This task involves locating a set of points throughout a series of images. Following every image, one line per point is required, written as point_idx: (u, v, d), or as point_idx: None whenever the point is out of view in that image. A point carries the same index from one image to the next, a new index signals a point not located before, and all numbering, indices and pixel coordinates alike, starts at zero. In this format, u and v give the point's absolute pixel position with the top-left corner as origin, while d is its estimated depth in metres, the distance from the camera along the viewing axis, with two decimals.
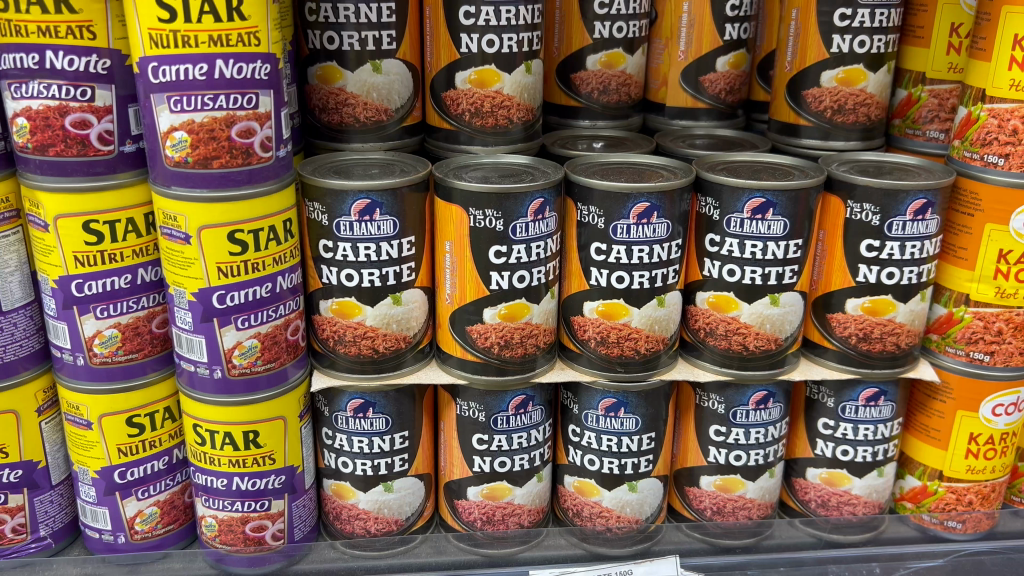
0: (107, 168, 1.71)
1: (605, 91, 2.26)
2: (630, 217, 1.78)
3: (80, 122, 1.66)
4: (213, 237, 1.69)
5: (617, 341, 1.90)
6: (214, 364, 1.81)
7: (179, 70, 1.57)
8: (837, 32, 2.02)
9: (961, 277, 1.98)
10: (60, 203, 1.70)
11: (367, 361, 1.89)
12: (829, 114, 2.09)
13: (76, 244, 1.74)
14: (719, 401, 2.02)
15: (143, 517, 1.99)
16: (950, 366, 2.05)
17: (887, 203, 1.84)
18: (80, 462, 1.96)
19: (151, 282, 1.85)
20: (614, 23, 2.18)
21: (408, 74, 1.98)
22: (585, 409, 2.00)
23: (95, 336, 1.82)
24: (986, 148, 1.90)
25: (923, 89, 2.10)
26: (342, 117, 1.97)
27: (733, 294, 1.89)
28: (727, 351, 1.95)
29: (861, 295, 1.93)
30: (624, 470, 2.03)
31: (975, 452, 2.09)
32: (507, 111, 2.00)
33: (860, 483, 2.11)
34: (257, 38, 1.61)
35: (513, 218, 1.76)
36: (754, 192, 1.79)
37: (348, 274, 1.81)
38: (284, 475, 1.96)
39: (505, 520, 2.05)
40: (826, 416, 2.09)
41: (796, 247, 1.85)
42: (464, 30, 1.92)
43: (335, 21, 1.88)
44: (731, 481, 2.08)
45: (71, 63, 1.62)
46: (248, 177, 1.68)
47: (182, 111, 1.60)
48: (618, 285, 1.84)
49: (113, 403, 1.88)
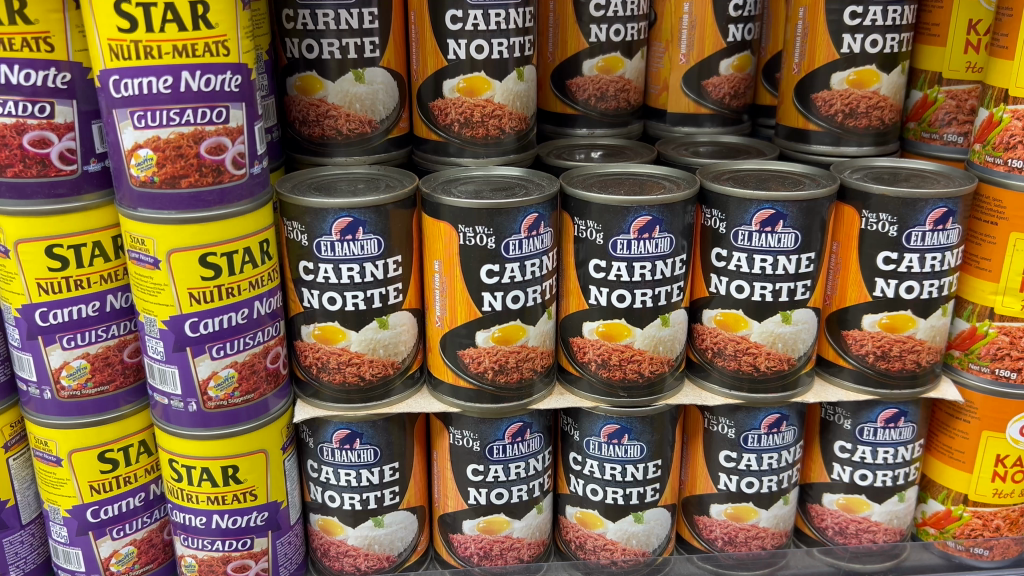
0: (71, 189, 1.60)
1: (603, 98, 2.14)
2: (632, 231, 1.66)
3: (40, 140, 1.55)
4: (183, 261, 1.58)
5: (619, 364, 1.78)
6: (188, 397, 1.69)
7: (142, 83, 1.46)
8: (847, 31, 1.90)
9: (985, 290, 1.86)
10: (20, 227, 1.59)
11: (354, 390, 1.77)
12: (840, 119, 1.97)
13: (38, 271, 1.63)
14: (728, 426, 1.91)
15: (119, 558, 1.88)
16: (973, 385, 1.93)
17: (905, 212, 1.72)
18: (51, 500, 1.84)
19: (121, 309, 1.73)
20: (610, 26, 2.07)
21: (393, 83, 1.87)
22: (586, 436, 1.89)
23: (62, 368, 1.71)
24: (1009, 152, 1.77)
25: (939, 90, 1.99)
26: (324, 130, 1.86)
27: (742, 312, 1.77)
28: (737, 372, 1.82)
29: (878, 311, 1.81)
30: (629, 500, 1.91)
31: (1003, 474, 1.96)
32: (498, 121, 1.88)
33: (879, 509, 1.99)
34: (227, 47, 1.50)
35: (505, 235, 1.64)
36: (763, 204, 1.67)
37: (331, 297, 1.69)
38: (267, 512, 1.85)
39: (504, 555, 1.93)
40: (843, 438, 1.96)
41: (808, 261, 1.73)
42: (452, 36, 1.80)
43: (314, 28, 1.77)
44: (743, 509, 1.96)
45: (28, 78, 1.51)
46: (218, 197, 1.56)
47: (147, 128, 1.49)
48: (619, 304, 1.73)
49: (84, 438, 1.77)
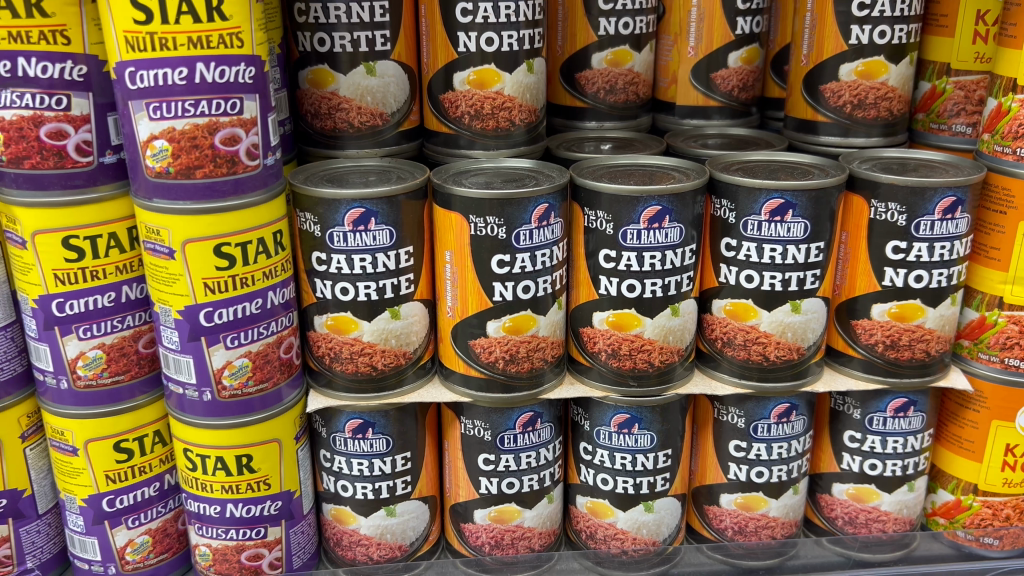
0: (86, 181, 1.62)
1: (612, 91, 2.16)
2: (641, 221, 1.67)
3: (57, 133, 1.57)
4: (198, 251, 1.60)
5: (629, 354, 1.79)
6: (202, 387, 1.71)
7: (157, 75, 1.48)
8: (855, 22, 1.91)
9: (994, 279, 1.87)
10: (37, 218, 1.61)
11: (366, 380, 1.79)
12: (849, 109, 1.98)
13: (55, 262, 1.65)
14: (738, 416, 1.92)
15: (134, 547, 1.90)
16: (982, 374, 1.93)
17: (913, 201, 1.72)
18: (67, 490, 1.86)
19: (137, 300, 1.75)
20: (619, 19, 2.08)
21: (404, 76, 1.88)
22: (597, 426, 1.90)
23: (79, 358, 1.73)
24: (1017, 142, 1.78)
25: (947, 81, 1.99)
26: (335, 123, 1.88)
27: (751, 302, 1.78)
28: (746, 361, 1.83)
29: (887, 301, 1.82)
30: (640, 489, 1.92)
31: (1013, 464, 1.96)
32: (508, 113, 1.89)
33: (889, 498, 2.00)
34: (241, 39, 1.51)
35: (515, 226, 1.65)
36: (772, 193, 1.68)
37: (343, 288, 1.70)
38: (280, 501, 1.86)
39: (515, 544, 1.95)
40: (853, 428, 1.97)
41: (817, 250, 1.74)
42: (462, 29, 1.82)
43: (326, 21, 1.79)
44: (753, 499, 1.97)
45: (45, 70, 1.53)
46: (233, 187, 1.58)
47: (162, 119, 1.50)
48: (629, 294, 1.74)
49: (99, 428, 1.79)
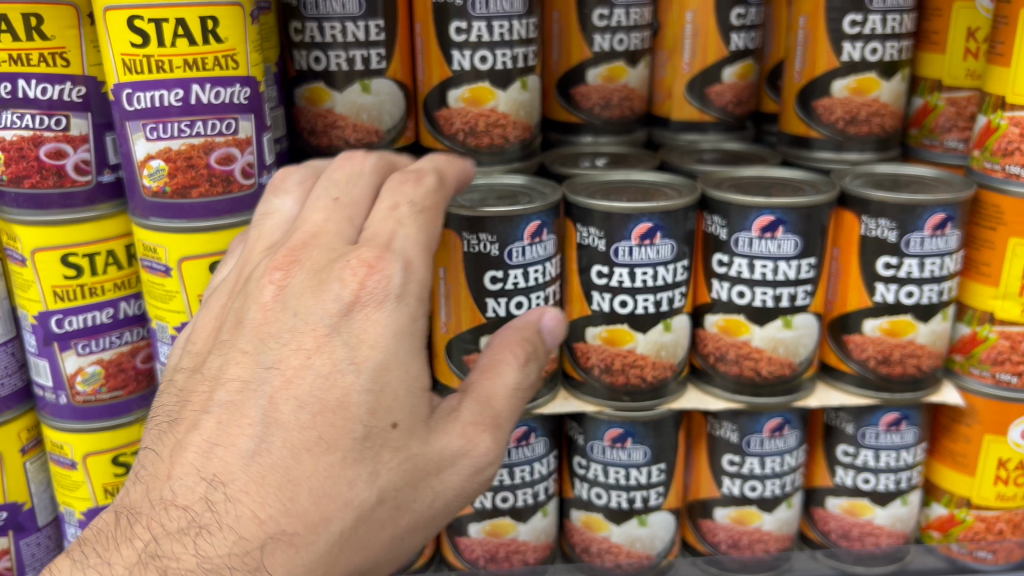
0: (85, 200, 1.64)
1: (607, 107, 2.17)
2: (633, 238, 1.69)
3: (56, 152, 1.59)
4: (194, 268, 1.64)
5: (622, 369, 1.80)
6: None
7: (154, 96, 1.50)
8: (848, 40, 1.92)
9: (985, 294, 1.88)
10: (36, 237, 1.64)
11: None
12: (842, 126, 1.99)
13: (54, 279, 1.68)
14: (732, 430, 1.93)
15: None
16: (975, 389, 1.94)
17: (904, 218, 1.73)
18: (67, 502, 1.90)
19: (134, 316, 1.78)
20: (614, 35, 2.10)
21: (399, 93, 1.91)
22: (590, 441, 1.91)
23: (77, 373, 1.75)
24: (1007, 158, 1.79)
25: (939, 97, 2.01)
26: (332, 140, 1.89)
27: (743, 317, 1.79)
28: (738, 377, 1.84)
29: (879, 316, 1.82)
30: (634, 504, 1.94)
31: (1005, 478, 1.96)
32: (502, 129, 1.91)
33: (883, 513, 2.00)
34: (235, 61, 1.53)
35: (508, 243, 1.67)
36: (763, 210, 1.69)
37: None
38: None
39: (510, 558, 1.97)
40: (846, 442, 1.98)
41: (808, 267, 1.76)
42: (456, 47, 1.84)
43: (321, 40, 1.81)
44: (747, 513, 1.98)
45: (45, 92, 1.55)
46: (228, 206, 1.60)
47: (158, 139, 1.53)
48: (621, 310, 1.75)
49: (98, 442, 1.82)
